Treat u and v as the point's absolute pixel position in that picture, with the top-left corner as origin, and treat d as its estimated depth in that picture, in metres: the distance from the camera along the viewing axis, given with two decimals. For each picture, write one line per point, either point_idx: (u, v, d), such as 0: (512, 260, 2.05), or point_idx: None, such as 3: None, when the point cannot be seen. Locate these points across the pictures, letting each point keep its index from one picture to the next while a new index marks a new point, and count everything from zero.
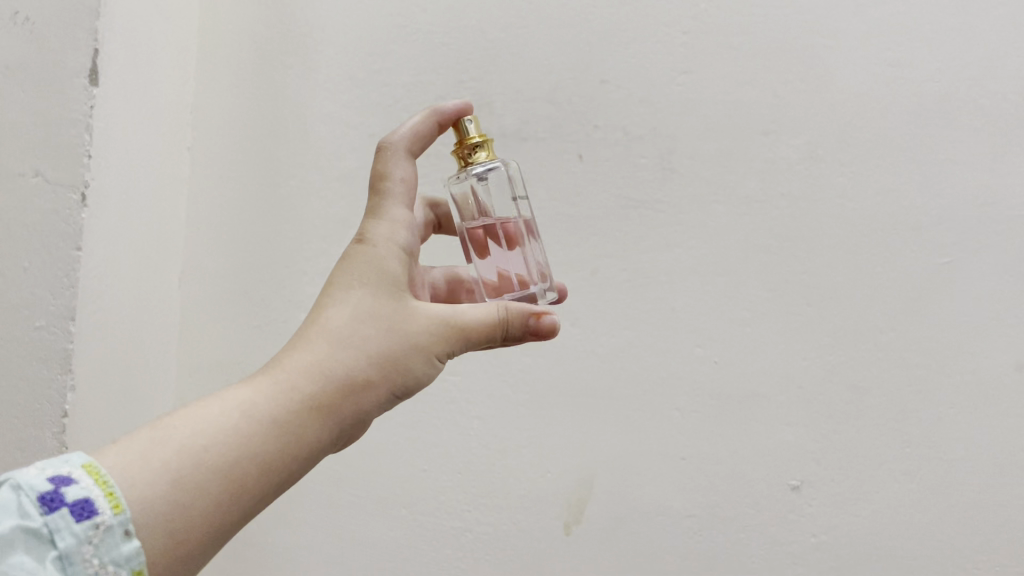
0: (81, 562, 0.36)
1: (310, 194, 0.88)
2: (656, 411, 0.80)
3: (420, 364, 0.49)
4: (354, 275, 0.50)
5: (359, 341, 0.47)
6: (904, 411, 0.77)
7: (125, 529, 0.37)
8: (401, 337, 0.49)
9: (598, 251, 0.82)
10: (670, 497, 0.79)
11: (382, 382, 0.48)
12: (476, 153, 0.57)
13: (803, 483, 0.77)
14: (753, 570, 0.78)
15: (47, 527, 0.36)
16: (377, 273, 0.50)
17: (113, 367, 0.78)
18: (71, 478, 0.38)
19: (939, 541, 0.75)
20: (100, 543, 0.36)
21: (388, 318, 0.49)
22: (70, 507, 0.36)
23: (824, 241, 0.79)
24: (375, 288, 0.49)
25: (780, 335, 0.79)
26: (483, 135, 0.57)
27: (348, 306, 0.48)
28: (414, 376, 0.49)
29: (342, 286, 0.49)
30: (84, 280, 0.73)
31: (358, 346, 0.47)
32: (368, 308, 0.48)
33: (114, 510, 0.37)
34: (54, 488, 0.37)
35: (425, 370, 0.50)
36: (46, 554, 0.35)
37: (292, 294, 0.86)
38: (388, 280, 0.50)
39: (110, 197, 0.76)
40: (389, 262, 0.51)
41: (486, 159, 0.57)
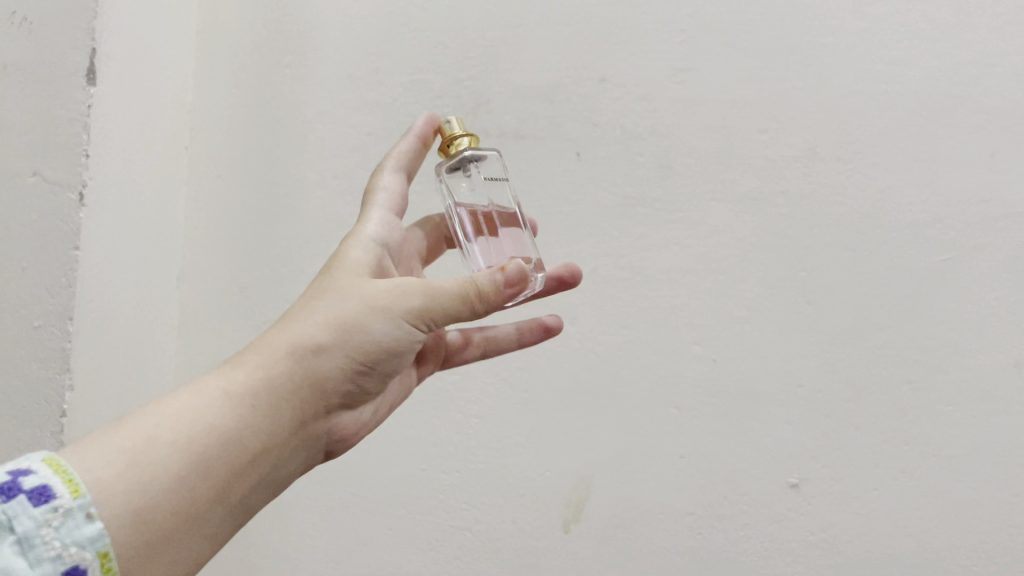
0: (42, 544, 0.36)
1: (309, 193, 0.87)
2: (655, 410, 0.80)
3: (378, 327, 0.51)
4: (326, 276, 0.55)
5: (316, 311, 0.51)
6: (903, 409, 0.77)
7: (85, 512, 0.39)
8: (355, 302, 0.52)
9: (596, 249, 0.82)
10: (669, 495, 0.79)
11: (337, 344, 0.50)
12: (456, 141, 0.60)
13: (801, 481, 0.77)
14: (752, 568, 0.78)
15: (5, 514, 0.36)
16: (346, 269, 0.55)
17: (111, 366, 0.78)
18: (27, 470, 0.39)
19: (939, 539, 0.75)
20: (60, 525, 0.38)
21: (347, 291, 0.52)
22: (28, 494, 0.37)
23: (822, 239, 0.78)
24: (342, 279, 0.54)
25: (779, 333, 0.79)
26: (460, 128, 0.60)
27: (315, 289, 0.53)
28: (371, 339, 0.51)
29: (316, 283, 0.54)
30: (82, 280, 0.73)
31: (316, 315, 0.51)
32: (330, 293, 0.53)
33: (73, 494, 0.39)
34: (11, 479, 0.38)
35: (386, 336, 0.51)
36: (5, 539, 0.36)
37: (289, 292, 0.86)
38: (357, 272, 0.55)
39: (109, 197, 0.76)
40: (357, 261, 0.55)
41: (465, 143, 0.60)
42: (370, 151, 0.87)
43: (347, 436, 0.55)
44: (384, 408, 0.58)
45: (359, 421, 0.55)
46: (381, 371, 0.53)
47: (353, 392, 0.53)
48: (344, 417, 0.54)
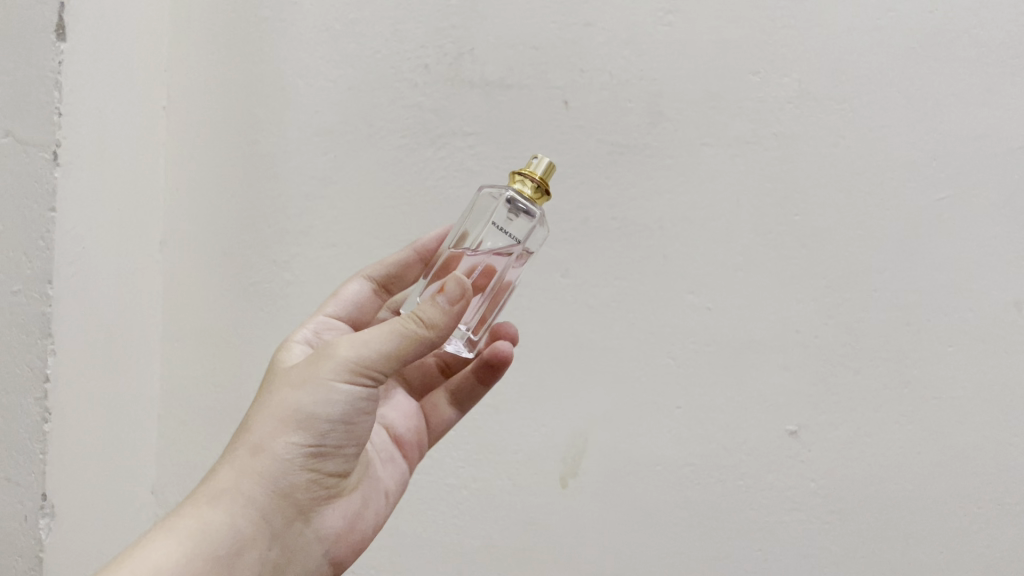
0: None
1: (291, 152, 0.85)
2: (651, 361, 0.79)
3: (311, 404, 0.51)
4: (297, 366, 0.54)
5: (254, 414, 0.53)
6: (902, 352, 0.75)
7: None
8: (284, 390, 0.52)
9: (587, 199, 0.80)
10: (667, 448, 0.78)
11: (280, 433, 0.51)
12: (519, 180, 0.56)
13: (800, 428, 0.77)
14: (752, 516, 0.77)
15: None
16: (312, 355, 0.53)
17: (95, 332, 0.76)
18: None
19: (940, 482, 0.75)
20: None
21: (279, 385, 0.53)
22: None
23: (816, 182, 0.77)
24: (302, 365, 0.53)
25: (773, 279, 0.77)
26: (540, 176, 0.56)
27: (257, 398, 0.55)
28: (309, 414, 0.51)
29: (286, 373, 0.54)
30: (61, 242, 0.72)
31: (257, 419, 0.52)
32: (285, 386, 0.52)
33: None
34: None
35: (324, 412, 0.51)
36: None
37: (275, 255, 0.85)
38: (318, 353, 0.53)
39: (85, 157, 0.74)
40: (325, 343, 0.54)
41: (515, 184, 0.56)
42: (353, 107, 0.84)
43: (340, 533, 0.56)
44: (377, 497, 0.59)
45: (344, 514, 0.56)
46: (337, 452, 0.53)
47: (321, 481, 0.53)
48: (326, 512, 0.55)
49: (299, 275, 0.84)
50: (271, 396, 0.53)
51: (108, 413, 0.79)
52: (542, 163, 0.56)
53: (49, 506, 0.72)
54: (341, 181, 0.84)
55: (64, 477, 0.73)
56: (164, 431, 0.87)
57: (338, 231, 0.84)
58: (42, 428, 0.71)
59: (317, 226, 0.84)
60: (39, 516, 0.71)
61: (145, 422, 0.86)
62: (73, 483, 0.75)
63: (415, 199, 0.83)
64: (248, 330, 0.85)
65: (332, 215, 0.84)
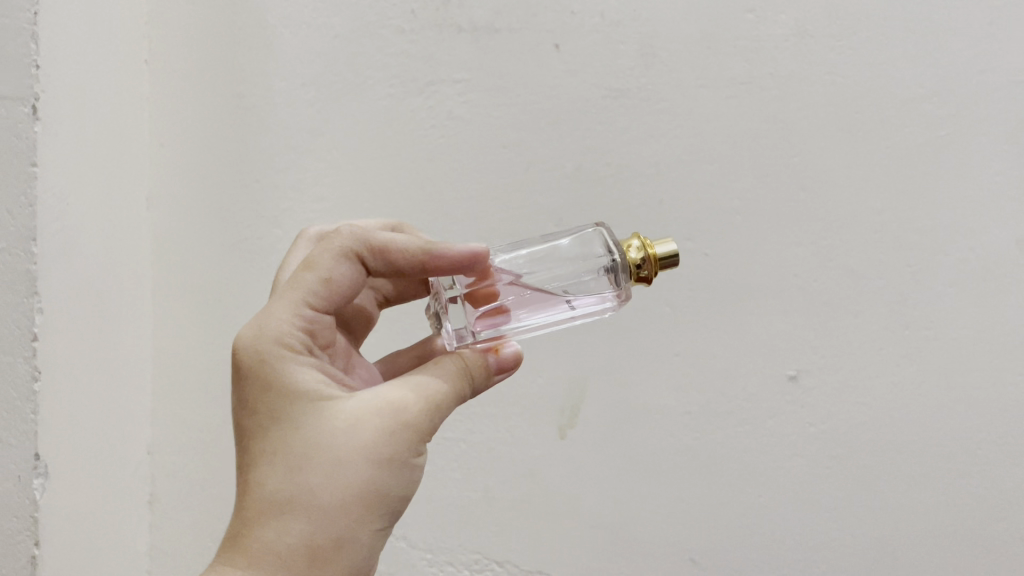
0: None
1: (278, 104, 0.83)
2: (648, 309, 0.78)
3: (397, 481, 0.46)
4: (347, 425, 0.45)
5: (321, 498, 0.44)
6: (903, 293, 0.74)
7: None
8: (359, 468, 0.44)
9: (581, 145, 0.79)
10: (665, 396, 0.78)
11: (370, 519, 0.45)
12: (635, 247, 0.52)
13: (800, 373, 0.76)
14: (751, 463, 0.76)
15: None
16: (371, 415, 0.46)
17: (83, 290, 0.75)
18: None
19: (942, 424, 0.74)
20: None
21: (340, 456, 0.44)
22: None
23: (814, 122, 0.75)
24: (370, 432, 0.45)
25: (771, 222, 0.76)
26: (649, 255, 0.52)
27: (293, 462, 0.45)
28: (396, 492, 0.46)
29: (335, 434, 0.45)
30: (43, 199, 0.70)
31: (331, 505, 0.44)
32: (361, 459, 0.44)
33: None
34: None
35: (402, 488, 0.46)
36: None
37: (264, 210, 0.84)
38: (381, 415, 0.46)
39: (65, 111, 0.72)
40: (373, 398, 0.46)
41: (630, 245, 0.53)
42: (339, 56, 0.83)
43: None
44: None
45: None
46: None
47: None
48: None
49: (290, 230, 0.83)
50: (334, 469, 0.44)
51: (100, 373, 0.78)
52: (668, 248, 0.52)
53: (43, 466, 0.71)
54: (329, 133, 0.83)
55: (57, 437, 0.73)
56: (159, 390, 0.87)
57: (328, 184, 0.83)
58: (32, 387, 0.70)
59: (307, 180, 0.83)
60: (33, 476, 0.71)
61: (139, 381, 0.85)
62: (67, 443, 0.74)
63: (406, 150, 0.82)
64: (239, 287, 0.84)
65: (322, 168, 0.83)
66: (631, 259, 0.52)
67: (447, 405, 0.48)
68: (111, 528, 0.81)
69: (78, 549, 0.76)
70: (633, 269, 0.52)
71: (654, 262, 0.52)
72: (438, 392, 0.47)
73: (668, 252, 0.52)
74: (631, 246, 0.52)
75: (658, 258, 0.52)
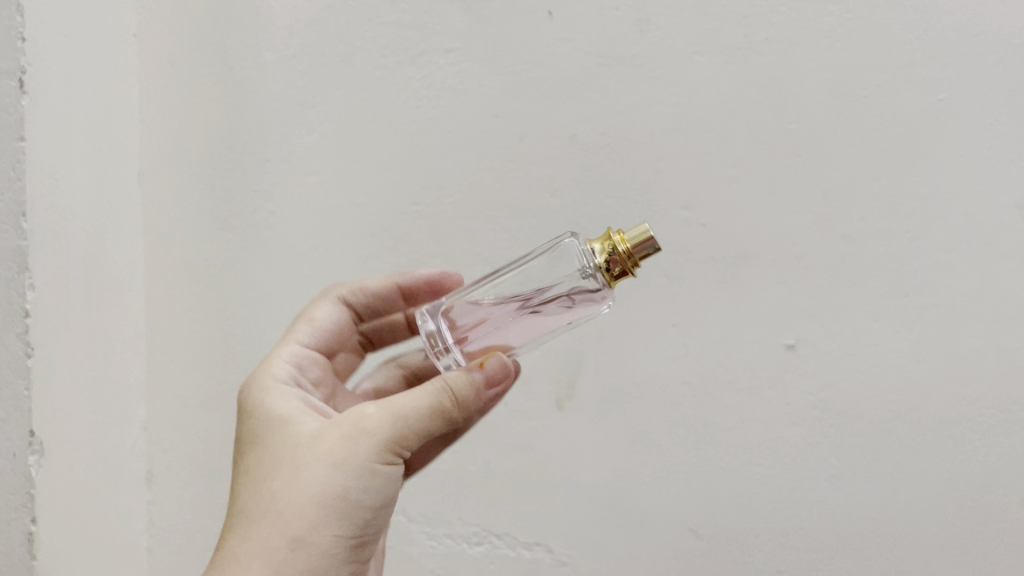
0: None
1: (268, 76, 0.82)
2: (645, 280, 0.78)
3: (359, 481, 0.50)
4: (319, 439, 0.52)
5: (283, 498, 0.50)
6: (902, 260, 0.74)
7: None
8: (318, 473, 0.50)
9: (576, 115, 0.78)
10: (663, 366, 0.77)
11: (332, 517, 0.50)
12: (601, 248, 0.56)
13: (798, 341, 0.75)
14: (750, 432, 0.76)
15: None
16: (341, 430, 0.52)
17: (75, 267, 0.75)
18: None
19: (941, 391, 0.73)
20: None
21: (304, 462, 0.51)
22: None
23: (811, 88, 0.74)
24: (336, 442, 0.51)
25: (768, 190, 0.75)
26: (612, 250, 0.54)
27: (266, 472, 0.52)
28: (358, 491, 0.50)
29: (306, 446, 0.52)
30: (33, 174, 0.70)
31: (292, 503, 0.50)
32: (321, 465, 0.50)
33: None
34: None
35: (367, 494, 0.51)
36: None
37: (256, 185, 0.83)
38: (349, 428, 0.52)
39: (53, 85, 0.72)
40: (349, 419, 0.53)
41: (597, 248, 0.56)
42: (330, 28, 0.82)
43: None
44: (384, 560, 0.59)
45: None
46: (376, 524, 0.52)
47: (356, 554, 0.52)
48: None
49: (282, 204, 0.83)
50: (299, 474, 0.50)
51: (94, 350, 0.78)
52: (631, 236, 0.54)
53: (38, 443, 0.71)
54: (321, 106, 0.82)
55: (52, 415, 0.72)
56: (154, 367, 0.86)
57: (321, 157, 0.82)
58: (25, 363, 0.70)
59: (300, 154, 0.82)
60: (28, 453, 0.70)
61: (132, 359, 0.85)
62: (63, 421, 0.74)
63: (399, 122, 0.81)
64: (233, 262, 0.84)
65: (315, 141, 0.82)
66: (600, 261, 0.56)
67: (423, 420, 0.52)
68: (109, 504, 0.81)
69: (76, 526, 0.76)
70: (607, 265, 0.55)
71: (622, 254, 0.54)
72: (404, 406, 0.51)
73: (627, 239, 0.54)
74: (598, 249, 0.56)
75: (627, 249, 0.54)
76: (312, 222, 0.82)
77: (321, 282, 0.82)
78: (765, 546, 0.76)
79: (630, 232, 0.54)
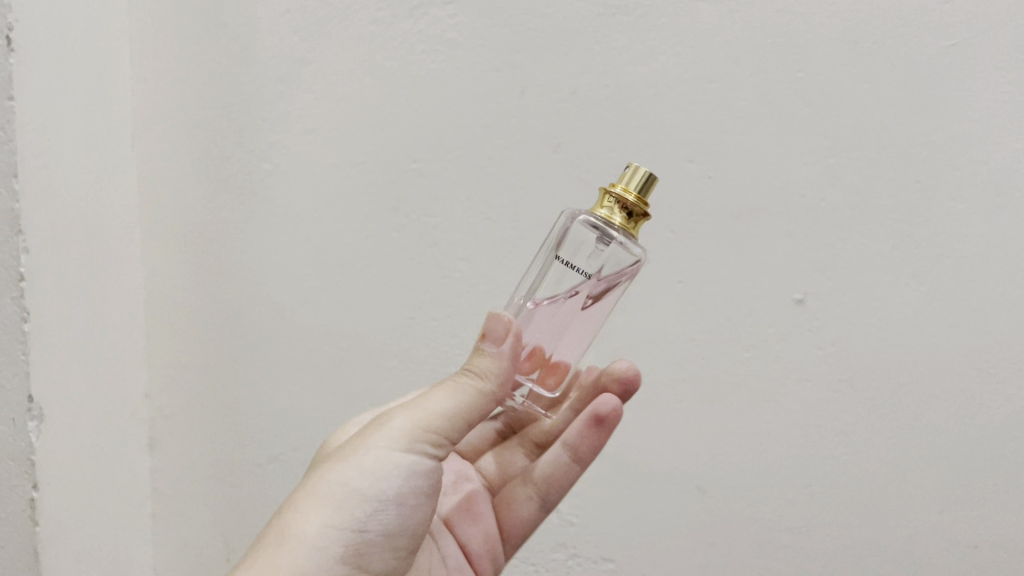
0: None
1: (261, 32, 0.81)
2: (650, 236, 0.76)
3: (371, 462, 0.49)
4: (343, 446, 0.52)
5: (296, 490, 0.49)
6: (913, 211, 0.72)
7: None
8: (335, 474, 0.48)
9: (577, 67, 0.76)
10: (669, 324, 0.76)
11: (336, 495, 0.48)
12: (613, 212, 0.55)
13: (807, 296, 0.74)
14: (757, 388, 0.75)
15: None
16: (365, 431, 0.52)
17: (70, 229, 0.73)
18: None
19: (952, 344, 0.72)
20: None
21: (323, 464, 0.50)
22: None
23: (820, 35, 0.72)
24: (355, 440, 0.51)
25: (775, 142, 0.73)
26: (631, 203, 0.54)
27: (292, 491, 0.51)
28: (366, 469, 0.48)
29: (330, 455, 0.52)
30: (23, 134, 0.68)
31: (300, 492, 0.48)
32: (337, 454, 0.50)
33: None
34: None
35: (381, 476, 0.48)
36: None
37: (252, 144, 0.81)
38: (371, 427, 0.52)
39: (42, 43, 0.70)
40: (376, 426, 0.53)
41: (606, 216, 0.55)
42: None
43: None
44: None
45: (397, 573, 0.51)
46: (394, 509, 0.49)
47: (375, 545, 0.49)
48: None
49: (279, 165, 0.81)
50: (312, 472, 0.50)
51: (92, 313, 0.77)
52: (640, 179, 0.54)
53: (38, 409, 0.70)
54: (316, 62, 0.80)
55: (52, 380, 0.71)
56: (153, 332, 0.85)
57: (318, 116, 0.80)
58: (22, 327, 0.69)
59: (296, 112, 0.81)
60: (28, 418, 0.69)
61: (131, 326, 0.83)
62: (62, 385, 0.73)
63: (396, 77, 0.79)
64: (230, 224, 0.82)
65: (310, 99, 0.80)
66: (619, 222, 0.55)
67: (442, 401, 0.50)
68: (113, 470, 0.80)
69: (79, 494, 0.75)
70: (625, 219, 0.55)
71: (640, 199, 0.54)
72: (430, 399, 0.51)
73: (638, 185, 0.54)
74: (609, 213, 0.55)
75: (635, 193, 0.54)
76: (310, 183, 0.81)
77: (320, 244, 0.81)
78: (772, 502, 0.75)
79: (628, 176, 0.55)
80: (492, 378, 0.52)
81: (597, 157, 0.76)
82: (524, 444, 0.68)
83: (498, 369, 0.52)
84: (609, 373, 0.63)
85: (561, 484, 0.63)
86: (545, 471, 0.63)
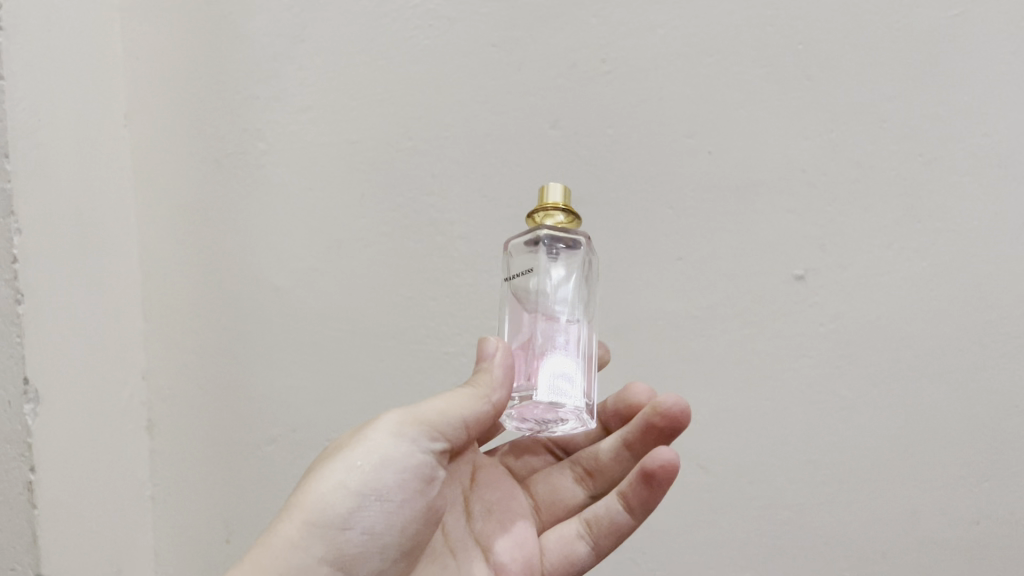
0: None
1: (258, 10, 0.80)
2: (650, 213, 0.75)
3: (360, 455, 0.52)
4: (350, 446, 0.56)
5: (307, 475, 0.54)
6: (915, 185, 0.71)
7: None
8: (328, 472, 0.52)
9: (575, 42, 0.75)
10: (670, 301, 0.75)
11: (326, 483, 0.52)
12: (552, 218, 0.56)
13: (808, 272, 0.73)
14: (759, 365, 0.74)
15: None
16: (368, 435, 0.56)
17: (63, 209, 0.73)
18: None
19: (955, 319, 0.71)
20: None
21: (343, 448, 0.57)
22: None
23: (819, 6, 0.72)
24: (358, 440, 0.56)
25: (775, 116, 0.73)
26: (561, 203, 0.57)
27: None
28: (356, 460, 0.52)
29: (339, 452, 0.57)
30: (14, 113, 0.67)
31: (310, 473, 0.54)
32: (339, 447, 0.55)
33: None
34: None
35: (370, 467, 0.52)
36: None
37: (247, 123, 0.81)
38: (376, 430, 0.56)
39: (32, 20, 0.69)
40: None
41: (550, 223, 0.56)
42: None
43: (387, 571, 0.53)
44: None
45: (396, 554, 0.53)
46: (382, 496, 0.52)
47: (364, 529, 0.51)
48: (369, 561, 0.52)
49: (275, 143, 0.80)
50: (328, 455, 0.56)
51: (87, 295, 0.76)
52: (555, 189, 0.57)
53: (33, 391, 0.70)
54: (311, 40, 0.79)
55: (46, 361, 0.71)
56: (150, 313, 0.85)
57: (313, 93, 0.79)
58: (16, 309, 0.68)
59: (290, 91, 0.80)
60: (25, 401, 0.69)
61: (127, 308, 0.83)
62: (57, 367, 0.72)
63: (393, 54, 0.78)
64: (225, 203, 0.82)
65: (304, 77, 0.80)
66: (562, 223, 0.56)
67: (433, 404, 0.54)
68: (111, 452, 0.80)
69: (76, 475, 0.75)
70: (567, 217, 0.56)
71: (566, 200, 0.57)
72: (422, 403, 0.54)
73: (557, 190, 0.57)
74: (555, 220, 0.56)
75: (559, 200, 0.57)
76: (306, 162, 0.80)
77: (317, 223, 0.80)
78: (776, 481, 0.75)
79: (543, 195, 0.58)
80: (485, 385, 0.54)
81: (596, 133, 0.75)
82: (574, 467, 0.64)
83: (491, 377, 0.54)
84: (654, 410, 0.60)
85: (612, 529, 0.58)
86: (599, 512, 0.58)
